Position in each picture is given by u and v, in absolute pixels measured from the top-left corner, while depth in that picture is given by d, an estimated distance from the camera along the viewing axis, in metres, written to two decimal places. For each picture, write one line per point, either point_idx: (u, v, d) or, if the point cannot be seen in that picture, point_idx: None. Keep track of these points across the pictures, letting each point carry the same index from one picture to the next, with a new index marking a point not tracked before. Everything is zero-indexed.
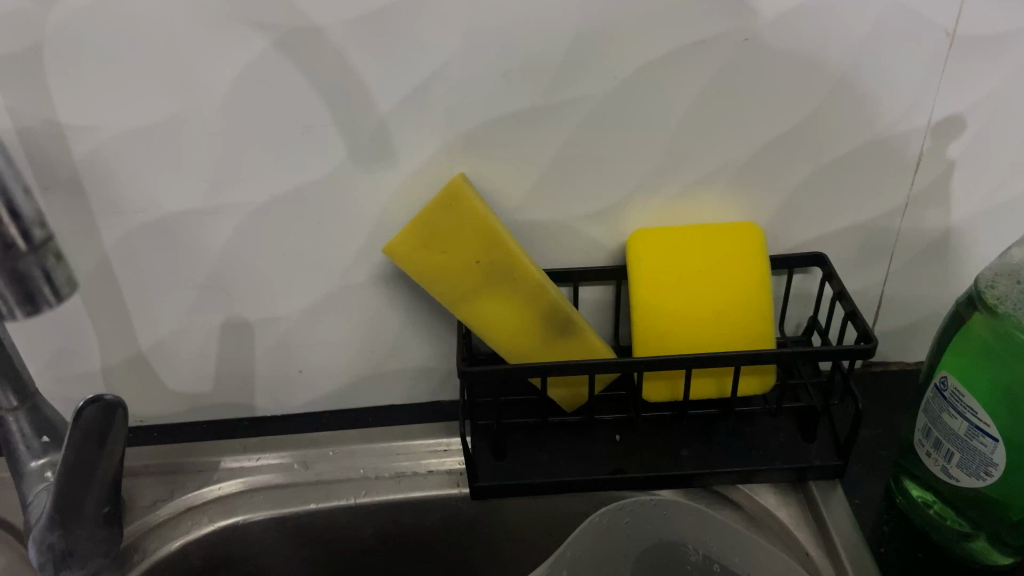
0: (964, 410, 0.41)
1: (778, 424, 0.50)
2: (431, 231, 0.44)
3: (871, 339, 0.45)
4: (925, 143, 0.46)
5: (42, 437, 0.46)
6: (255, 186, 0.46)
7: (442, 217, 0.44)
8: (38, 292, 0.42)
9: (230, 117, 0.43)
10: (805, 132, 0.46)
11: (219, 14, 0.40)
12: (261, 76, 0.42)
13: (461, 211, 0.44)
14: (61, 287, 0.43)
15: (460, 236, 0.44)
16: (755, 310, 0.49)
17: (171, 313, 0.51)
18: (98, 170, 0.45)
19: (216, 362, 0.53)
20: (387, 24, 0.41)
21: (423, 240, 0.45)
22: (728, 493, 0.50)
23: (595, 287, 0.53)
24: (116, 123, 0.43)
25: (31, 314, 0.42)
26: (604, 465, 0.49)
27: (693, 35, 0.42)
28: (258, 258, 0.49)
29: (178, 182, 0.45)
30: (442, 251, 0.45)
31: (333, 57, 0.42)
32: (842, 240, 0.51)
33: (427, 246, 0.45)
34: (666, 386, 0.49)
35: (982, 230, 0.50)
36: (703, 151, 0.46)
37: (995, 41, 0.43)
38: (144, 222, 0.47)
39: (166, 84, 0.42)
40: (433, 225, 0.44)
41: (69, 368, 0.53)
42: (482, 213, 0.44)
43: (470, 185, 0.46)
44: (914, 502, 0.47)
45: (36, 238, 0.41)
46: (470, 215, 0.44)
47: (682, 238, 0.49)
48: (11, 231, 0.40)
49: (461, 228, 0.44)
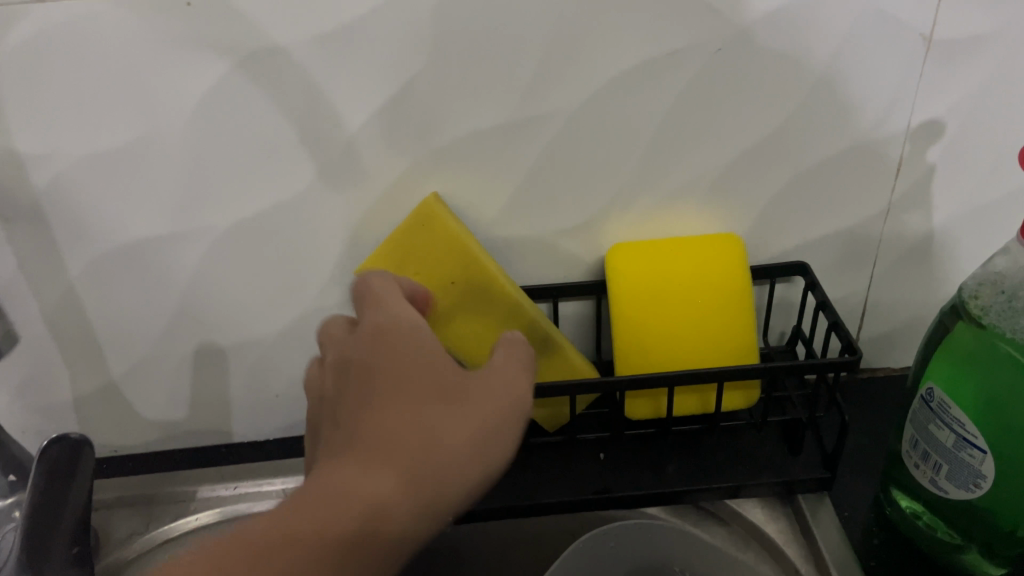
0: (951, 422, 0.40)
1: (764, 437, 0.50)
2: (403, 253, 0.44)
3: (855, 350, 0.44)
4: (904, 148, 0.46)
5: (9, 475, 0.45)
6: (222, 210, 0.45)
7: (413, 237, 0.44)
8: None
9: (194, 141, 0.42)
10: (783, 139, 0.45)
11: (176, 36, 0.39)
12: (223, 99, 0.41)
13: (432, 229, 0.43)
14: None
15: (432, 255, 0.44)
16: (737, 322, 0.48)
17: (142, 341, 0.49)
18: (59, 200, 0.43)
19: (190, 389, 0.52)
20: (350, 43, 0.39)
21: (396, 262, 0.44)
22: (716, 509, 0.50)
23: (574, 302, 0.52)
24: (75, 151, 0.42)
25: None
26: (589, 485, 0.48)
27: (666, 45, 0.41)
28: (228, 283, 0.48)
29: (143, 208, 0.44)
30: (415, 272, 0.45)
31: (297, 77, 0.40)
32: (823, 248, 0.50)
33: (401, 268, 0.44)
34: (650, 404, 0.48)
35: (964, 233, 0.49)
36: (680, 161, 0.46)
37: (974, 43, 0.42)
38: (109, 250, 0.46)
39: (126, 110, 0.41)
40: (405, 245, 0.44)
41: (39, 400, 0.51)
42: (455, 232, 0.44)
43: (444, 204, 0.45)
44: (903, 512, 0.46)
45: None
46: (442, 233, 0.44)
47: (661, 251, 0.48)
48: None
49: (433, 247, 0.44)
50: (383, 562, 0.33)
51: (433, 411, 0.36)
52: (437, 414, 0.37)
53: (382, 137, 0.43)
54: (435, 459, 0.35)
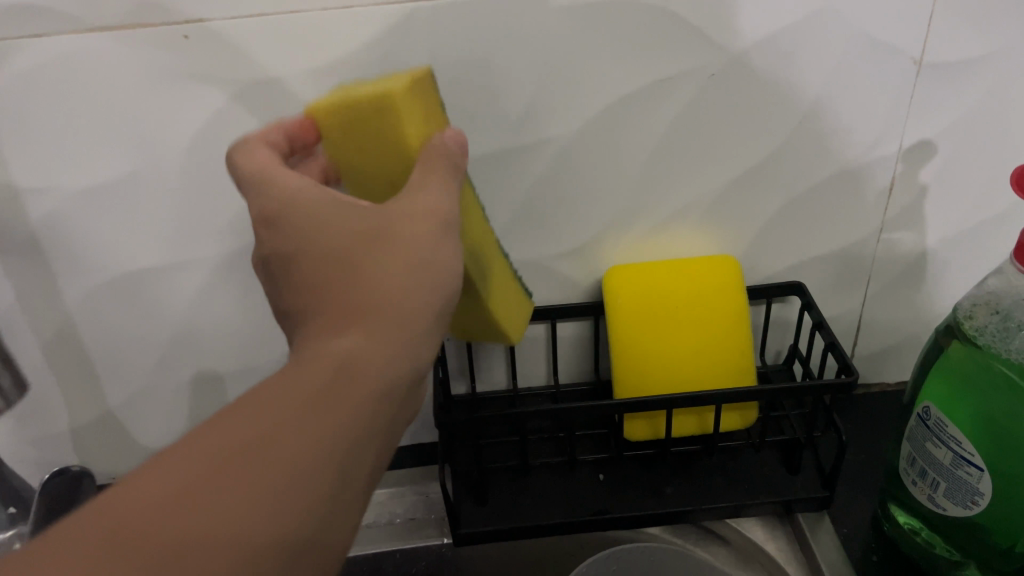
0: (948, 440, 0.41)
1: (762, 457, 0.50)
2: (358, 128, 0.33)
3: (851, 371, 0.45)
4: (896, 169, 0.46)
5: (9, 507, 0.43)
6: (220, 239, 0.45)
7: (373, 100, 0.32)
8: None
9: (191, 172, 0.42)
10: (776, 163, 0.45)
11: (172, 71, 0.39)
12: (220, 131, 0.41)
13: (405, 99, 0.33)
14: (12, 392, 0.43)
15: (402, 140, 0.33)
16: (733, 343, 0.48)
17: (139, 370, 0.49)
18: (56, 232, 0.43)
19: (188, 416, 0.52)
20: (345, 74, 0.40)
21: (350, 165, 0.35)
22: (717, 528, 0.50)
23: (572, 324, 0.52)
24: (71, 184, 0.42)
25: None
26: (588, 506, 0.48)
27: (660, 73, 0.41)
28: (226, 310, 0.48)
29: (140, 239, 0.44)
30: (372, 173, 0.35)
31: (294, 108, 0.40)
32: (818, 268, 0.50)
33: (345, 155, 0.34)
34: (648, 426, 0.48)
35: (957, 252, 0.50)
36: (675, 185, 0.46)
37: (963, 66, 0.42)
38: (106, 280, 0.45)
39: (122, 143, 0.41)
40: (360, 120, 0.33)
41: (35, 431, 0.51)
42: (408, 133, 0.32)
43: (424, 87, 0.34)
44: (902, 529, 0.46)
45: None
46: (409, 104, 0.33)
47: (658, 273, 0.48)
48: None
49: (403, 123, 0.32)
50: (358, 418, 0.28)
51: (373, 246, 0.31)
52: (379, 244, 0.31)
53: None
54: (405, 301, 0.30)
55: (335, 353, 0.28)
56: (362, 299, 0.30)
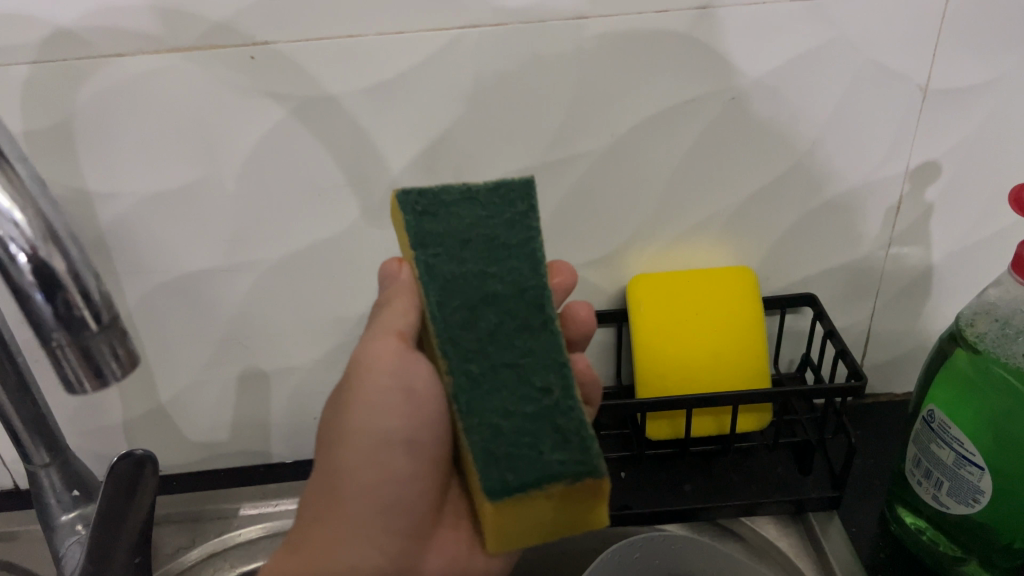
0: (952, 440, 0.43)
1: (776, 459, 0.53)
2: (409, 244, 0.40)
3: (861, 376, 0.48)
4: (904, 188, 0.49)
5: (72, 490, 0.46)
6: (273, 244, 0.48)
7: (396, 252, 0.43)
8: (109, 363, 0.31)
9: (248, 181, 0.46)
10: (791, 181, 0.49)
11: (239, 88, 0.42)
12: (278, 144, 0.44)
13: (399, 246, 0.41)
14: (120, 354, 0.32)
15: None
16: (750, 350, 0.51)
17: (190, 366, 0.53)
18: (122, 235, 0.47)
19: (233, 412, 0.55)
20: (395, 93, 0.43)
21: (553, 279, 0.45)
22: (732, 525, 0.53)
23: (597, 330, 0.55)
24: (139, 191, 0.45)
25: (97, 384, 0.31)
26: (611, 502, 0.51)
27: (683, 95, 0.45)
28: (274, 312, 0.51)
29: (198, 243, 0.48)
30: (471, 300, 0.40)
31: (347, 123, 0.44)
32: (829, 280, 0.53)
33: None
34: (668, 425, 0.51)
35: (960, 267, 0.53)
36: (696, 200, 0.49)
37: (967, 92, 0.46)
38: (165, 281, 0.49)
39: (188, 154, 0.44)
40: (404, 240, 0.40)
41: (91, 423, 0.55)
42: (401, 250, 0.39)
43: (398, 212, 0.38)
44: (909, 529, 0.48)
45: (102, 306, 0.30)
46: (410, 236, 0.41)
47: (679, 283, 0.52)
48: (69, 291, 0.29)
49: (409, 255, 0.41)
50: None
51: (328, 440, 0.38)
52: (329, 433, 0.38)
53: (422, 178, 0.46)
54: (342, 488, 0.37)
55: (301, 541, 0.37)
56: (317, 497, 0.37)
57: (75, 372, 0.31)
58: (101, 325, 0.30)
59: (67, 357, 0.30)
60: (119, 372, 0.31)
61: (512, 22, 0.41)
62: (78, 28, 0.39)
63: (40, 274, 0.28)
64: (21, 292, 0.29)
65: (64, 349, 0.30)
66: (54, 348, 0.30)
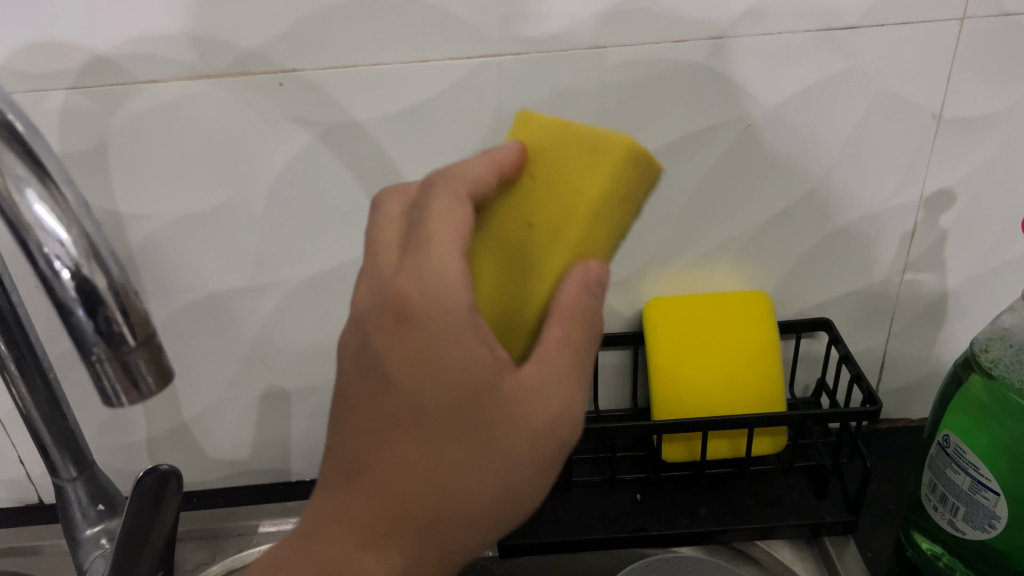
0: (966, 466, 0.43)
1: (790, 483, 0.53)
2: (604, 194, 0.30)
3: (876, 402, 0.48)
4: (918, 216, 0.50)
5: (98, 504, 0.46)
6: (297, 266, 0.49)
7: (606, 193, 0.30)
8: (142, 374, 0.32)
9: (275, 204, 0.47)
10: (806, 207, 0.49)
11: (268, 112, 0.43)
12: (305, 167, 0.46)
13: (577, 153, 0.30)
14: (153, 369, 0.32)
15: (576, 221, 0.30)
16: (765, 373, 0.51)
17: (214, 385, 0.54)
18: (151, 255, 0.48)
19: (255, 430, 0.56)
20: (420, 119, 0.44)
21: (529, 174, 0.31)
22: (747, 548, 0.53)
23: (613, 352, 0.56)
24: (169, 212, 0.47)
25: (133, 395, 0.32)
26: (627, 524, 0.51)
27: (701, 122, 0.45)
28: (296, 332, 0.52)
29: (225, 264, 0.49)
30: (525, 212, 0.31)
31: (371, 147, 0.45)
32: (845, 306, 0.54)
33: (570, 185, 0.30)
34: (684, 447, 0.52)
35: (976, 293, 0.53)
36: (713, 225, 0.50)
37: (980, 122, 0.46)
38: (192, 300, 0.50)
39: (217, 178, 0.46)
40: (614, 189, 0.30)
41: (116, 439, 0.56)
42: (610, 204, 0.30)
43: (631, 173, 0.30)
44: (925, 554, 0.48)
45: (143, 321, 0.31)
46: (576, 149, 0.30)
47: (695, 307, 0.52)
48: (110, 307, 0.30)
49: (560, 153, 0.31)
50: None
51: (473, 473, 0.27)
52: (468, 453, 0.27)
53: None
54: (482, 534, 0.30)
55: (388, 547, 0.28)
56: (441, 566, 0.29)
57: (113, 386, 0.31)
58: (140, 340, 0.31)
59: (106, 372, 0.31)
60: (152, 382, 0.32)
61: (533, 51, 0.42)
62: (116, 54, 0.41)
63: (83, 291, 0.29)
64: (64, 307, 0.30)
65: (103, 364, 0.31)
66: (94, 362, 0.31)
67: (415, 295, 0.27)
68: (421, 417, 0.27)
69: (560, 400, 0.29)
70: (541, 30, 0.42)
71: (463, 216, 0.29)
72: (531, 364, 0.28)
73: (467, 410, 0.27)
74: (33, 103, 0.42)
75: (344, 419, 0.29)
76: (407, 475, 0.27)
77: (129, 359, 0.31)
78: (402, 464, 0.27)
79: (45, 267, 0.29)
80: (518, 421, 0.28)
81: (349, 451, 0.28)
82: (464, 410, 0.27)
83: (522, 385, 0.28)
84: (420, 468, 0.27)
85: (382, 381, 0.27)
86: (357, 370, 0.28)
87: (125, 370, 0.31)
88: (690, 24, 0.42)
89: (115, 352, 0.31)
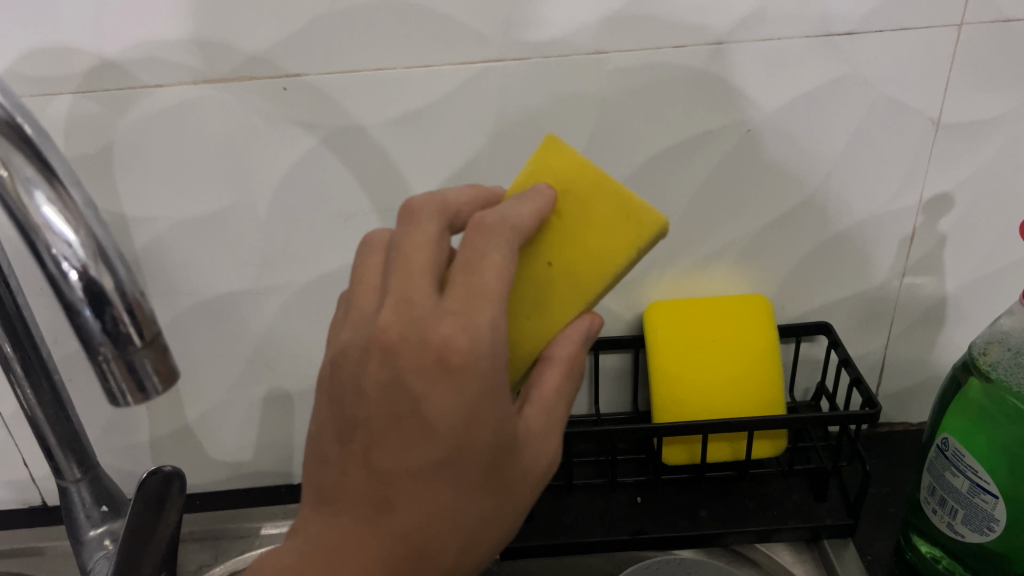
0: (965, 468, 0.44)
1: (790, 486, 0.54)
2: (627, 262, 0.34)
3: (875, 404, 0.48)
4: (917, 219, 0.50)
5: (101, 506, 0.47)
6: (300, 268, 0.50)
7: (631, 258, 0.33)
8: (148, 374, 0.32)
9: (278, 207, 0.47)
10: (805, 212, 0.50)
11: (272, 116, 0.44)
12: (308, 170, 0.46)
13: (605, 215, 0.34)
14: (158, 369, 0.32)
15: (598, 280, 0.34)
16: (765, 377, 0.52)
17: (217, 388, 0.54)
18: (156, 257, 0.49)
19: (257, 432, 0.57)
20: (423, 122, 0.45)
21: (564, 217, 0.34)
22: (747, 551, 0.53)
23: (614, 355, 0.56)
24: (174, 214, 0.47)
25: (138, 395, 0.32)
26: (627, 526, 0.52)
27: (701, 127, 0.46)
28: (298, 334, 0.52)
29: (228, 266, 0.49)
30: (553, 251, 0.34)
31: (374, 150, 0.45)
32: (845, 309, 0.54)
33: (599, 245, 0.34)
34: (684, 450, 0.52)
35: (975, 297, 0.53)
36: (713, 230, 0.50)
37: (978, 126, 0.47)
38: (195, 302, 0.50)
39: (221, 181, 0.46)
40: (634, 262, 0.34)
41: (119, 440, 0.56)
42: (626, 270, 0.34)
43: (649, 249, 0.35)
44: (924, 557, 0.48)
45: (149, 321, 0.32)
46: (606, 208, 0.34)
47: (694, 310, 0.53)
48: (116, 307, 0.30)
49: (594, 210, 0.34)
50: None
51: (489, 511, 0.29)
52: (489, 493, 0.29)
53: None
54: None
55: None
56: None
57: (119, 386, 0.32)
58: (146, 340, 0.32)
59: (112, 372, 0.31)
60: (157, 382, 0.32)
61: (535, 56, 0.43)
62: (122, 59, 0.41)
63: (90, 291, 0.30)
64: (72, 308, 0.30)
65: (109, 363, 0.31)
66: (100, 362, 0.31)
67: (464, 342, 0.27)
68: (455, 466, 0.27)
69: (556, 442, 0.31)
70: (542, 35, 0.42)
71: (512, 271, 0.29)
72: (534, 408, 0.31)
73: (495, 456, 0.28)
74: (40, 107, 0.42)
75: (367, 451, 0.28)
76: (432, 513, 0.28)
77: (134, 358, 0.31)
78: (427, 504, 0.28)
79: (53, 267, 0.30)
80: (529, 467, 0.30)
81: (371, 486, 0.28)
82: (494, 451, 0.28)
83: (530, 429, 0.30)
84: (446, 507, 0.28)
85: (417, 421, 0.27)
86: (388, 406, 0.28)
87: (130, 370, 0.31)
88: (690, 29, 0.42)
89: (121, 351, 0.31)
